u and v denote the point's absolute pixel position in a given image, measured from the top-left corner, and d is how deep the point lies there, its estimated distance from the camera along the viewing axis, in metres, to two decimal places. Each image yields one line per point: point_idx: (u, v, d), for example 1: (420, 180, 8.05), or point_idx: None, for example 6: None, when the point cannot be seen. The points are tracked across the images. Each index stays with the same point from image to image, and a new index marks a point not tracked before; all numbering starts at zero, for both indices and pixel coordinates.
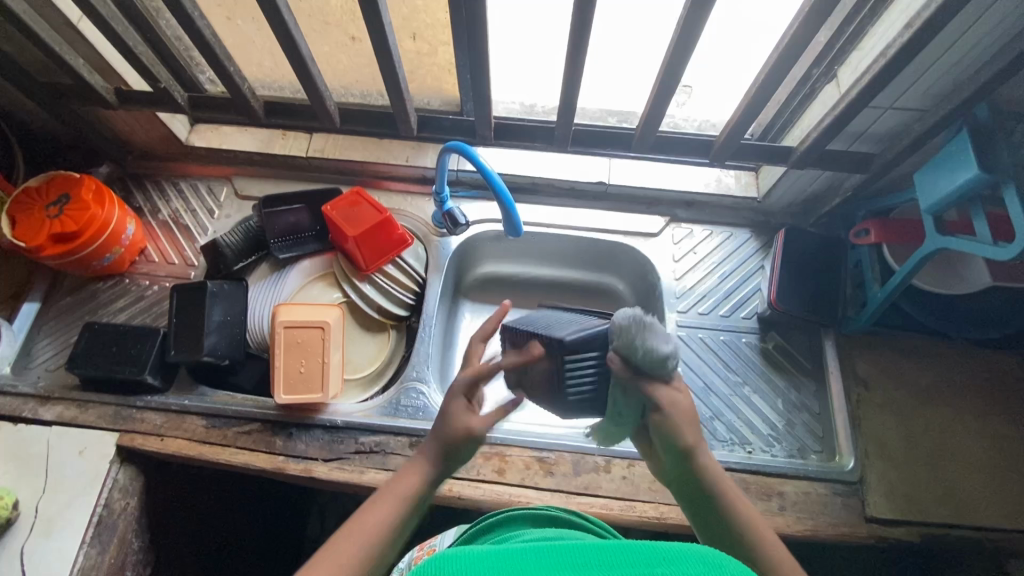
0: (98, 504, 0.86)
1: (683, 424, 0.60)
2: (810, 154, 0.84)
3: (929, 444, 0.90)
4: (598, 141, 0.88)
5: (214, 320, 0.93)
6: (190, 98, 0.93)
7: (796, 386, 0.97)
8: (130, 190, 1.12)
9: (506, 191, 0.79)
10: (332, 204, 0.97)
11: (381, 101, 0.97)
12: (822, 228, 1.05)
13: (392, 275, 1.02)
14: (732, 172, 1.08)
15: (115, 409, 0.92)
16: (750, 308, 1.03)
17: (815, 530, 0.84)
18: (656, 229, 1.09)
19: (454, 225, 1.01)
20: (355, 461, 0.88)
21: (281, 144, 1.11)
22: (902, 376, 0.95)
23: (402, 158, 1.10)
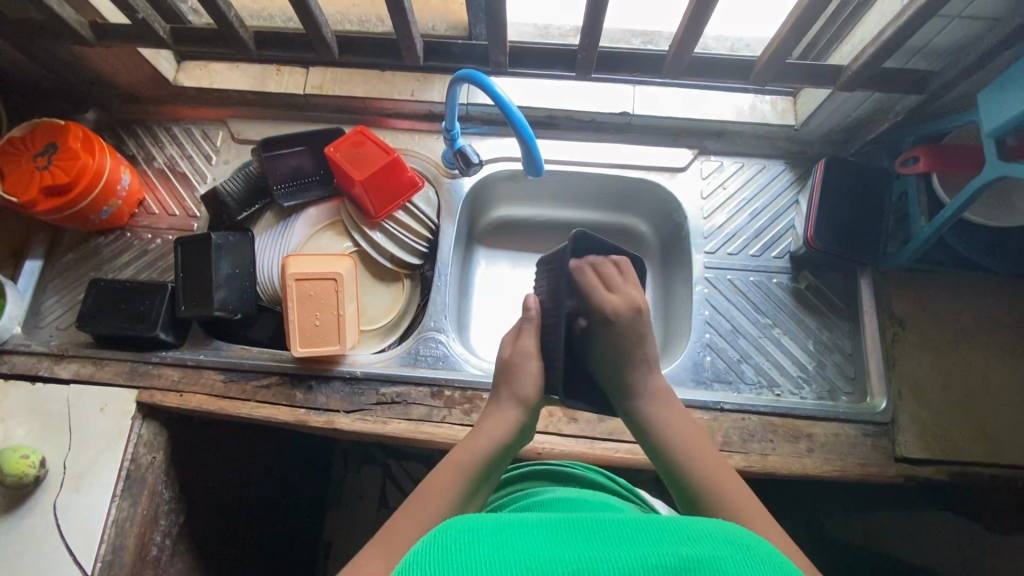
0: (125, 459, 0.87)
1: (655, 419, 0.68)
2: (863, 74, 0.76)
3: (965, 383, 0.87)
4: (625, 67, 0.80)
5: (223, 273, 0.89)
6: (173, 31, 0.83)
7: (828, 326, 0.93)
8: (122, 138, 1.06)
9: (526, 125, 0.72)
10: (335, 144, 0.90)
11: (382, 27, 0.87)
12: (864, 157, 0.97)
13: (403, 221, 0.97)
14: (767, 98, 0.99)
15: (131, 366, 0.91)
16: (782, 246, 0.97)
17: (843, 471, 0.83)
18: (684, 164, 1.01)
19: (466, 165, 0.94)
20: (377, 412, 0.87)
21: (276, 81, 1.02)
22: (942, 314, 0.90)
23: (407, 93, 1.01)
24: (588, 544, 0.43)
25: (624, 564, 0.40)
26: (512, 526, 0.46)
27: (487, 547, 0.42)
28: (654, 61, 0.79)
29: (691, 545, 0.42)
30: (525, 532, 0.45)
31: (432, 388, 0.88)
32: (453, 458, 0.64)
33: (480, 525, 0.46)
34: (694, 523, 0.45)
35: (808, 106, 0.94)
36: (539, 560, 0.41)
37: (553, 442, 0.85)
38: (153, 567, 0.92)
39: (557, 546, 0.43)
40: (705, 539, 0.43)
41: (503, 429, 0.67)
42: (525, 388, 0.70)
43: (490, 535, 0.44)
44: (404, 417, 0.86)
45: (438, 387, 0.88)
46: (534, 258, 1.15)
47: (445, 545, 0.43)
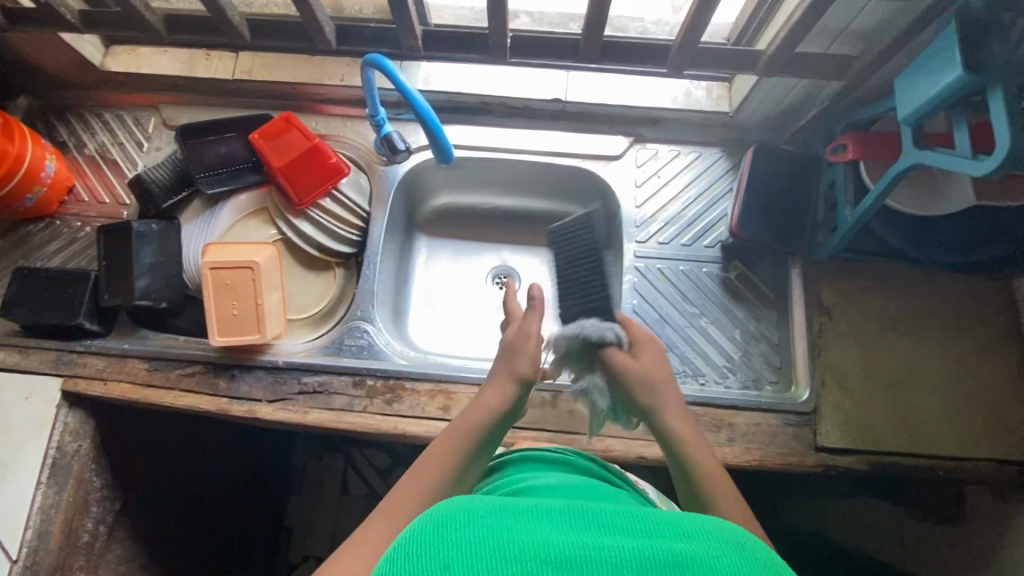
0: (50, 446, 0.87)
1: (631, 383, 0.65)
2: (779, 59, 0.74)
3: (889, 374, 0.87)
4: (541, 51, 0.78)
5: (145, 262, 0.89)
6: (83, 15, 0.81)
7: (756, 316, 0.92)
8: (52, 124, 1.04)
9: (430, 113, 0.71)
10: (260, 132, 0.89)
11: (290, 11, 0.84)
12: (799, 145, 0.96)
13: (329, 209, 0.95)
14: (702, 84, 0.98)
15: (57, 355, 0.91)
16: (715, 235, 0.96)
17: (761, 460, 0.83)
18: (619, 151, 1.00)
19: (392, 151, 0.93)
20: (299, 401, 0.87)
21: (205, 66, 1.01)
22: (870, 305, 0.90)
23: (337, 78, 1.00)
24: (585, 529, 0.41)
25: (621, 557, 0.37)
26: (506, 507, 0.43)
27: (484, 530, 0.39)
28: (570, 46, 0.77)
29: (688, 541, 0.39)
30: (524, 516, 0.42)
31: (354, 378, 0.88)
32: (446, 440, 0.62)
33: (470, 506, 0.42)
34: (697, 518, 0.42)
35: (741, 91, 0.93)
36: (531, 544, 0.38)
37: None
38: (85, 553, 0.94)
39: (549, 530, 0.40)
40: (705, 534, 0.40)
41: (497, 404, 0.64)
42: (522, 368, 0.66)
43: (480, 517, 0.41)
44: (325, 407, 0.86)
45: (361, 377, 0.88)
46: (475, 246, 1.14)
47: (433, 522, 0.40)
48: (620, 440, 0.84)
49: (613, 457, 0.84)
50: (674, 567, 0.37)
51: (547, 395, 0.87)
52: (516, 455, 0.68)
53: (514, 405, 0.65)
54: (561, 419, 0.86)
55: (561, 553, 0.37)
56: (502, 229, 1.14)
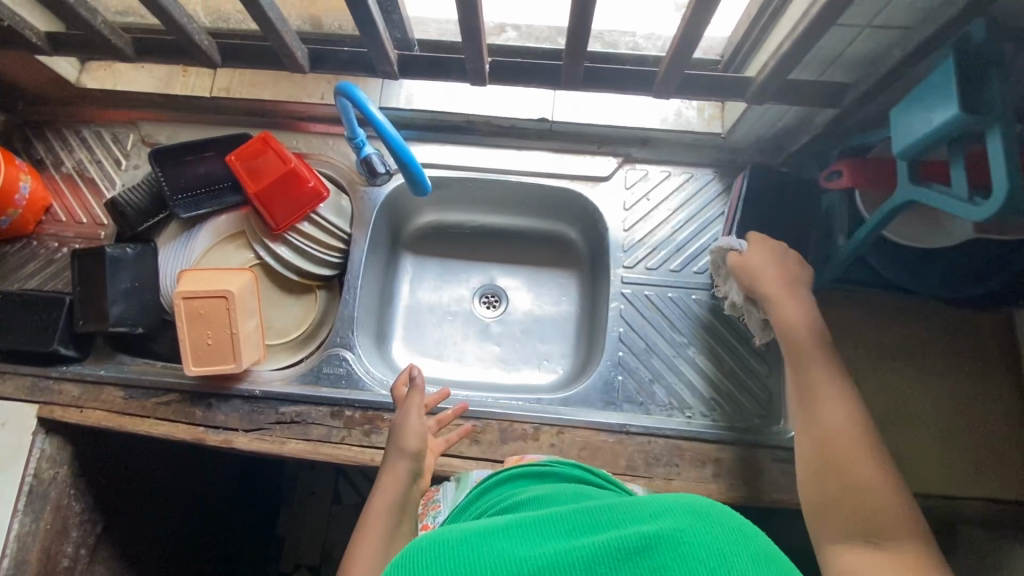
0: (26, 474, 0.86)
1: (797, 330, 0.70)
2: (770, 87, 0.71)
3: (882, 407, 0.84)
4: (521, 75, 0.75)
5: (120, 287, 0.87)
6: (50, 37, 0.78)
7: (747, 346, 0.90)
8: (30, 141, 1.02)
9: (402, 142, 0.69)
10: (236, 153, 0.87)
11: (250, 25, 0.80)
12: (793, 168, 0.92)
13: (307, 233, 0.93)
14: (694, 103, 0.94)
15: (32, 380, 0.90)
16: (705, 261, 0.93)
17: (749, 497, 0.81)
18: (607, 172, 0.97)
19: (372, 173, 0.90)
20: (275, 431, 0.85)
21: (182, 83, 0.98)
22: (863, 336, 0.86)
23: (317, 96, 0.97)
24: (547, 538, 0.40)
25: (590, 555, 0.37)
26: (463, 534, 0.42)
27: (451, 559, 0.39)
28: (551, 70, 0.74)
29: (654, 522, 0.39)
30: (481, 538, 0.41)
31: (332, 408, 0.86)
32: (367, 529, 0.68)
33: (424, 544, 0.41)
34: (659, 496, 0.42)
35: (733, 113, 0.89)
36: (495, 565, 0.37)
37: (453, 464, 0.83)
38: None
39: (511, 547, 0.39)
40: (669, 511, 0.40)
41: (397, 477, 0.72)
42: (409, 442, 0.75)
43: (433, 551, 0.39)
44: (302, 437, 0.84)
45: (339, 407, 0.86)
46: (462, 265, 1.12)
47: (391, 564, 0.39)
48: None
49: None
50: (645, 552, 0.37)
51: (528, 427, 0.85)
52: (497, 476, 0.68)
53: (412, 477, 0.73)
54: (542, 452, 0.84)
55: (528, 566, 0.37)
56: (490, 248, 1.12)
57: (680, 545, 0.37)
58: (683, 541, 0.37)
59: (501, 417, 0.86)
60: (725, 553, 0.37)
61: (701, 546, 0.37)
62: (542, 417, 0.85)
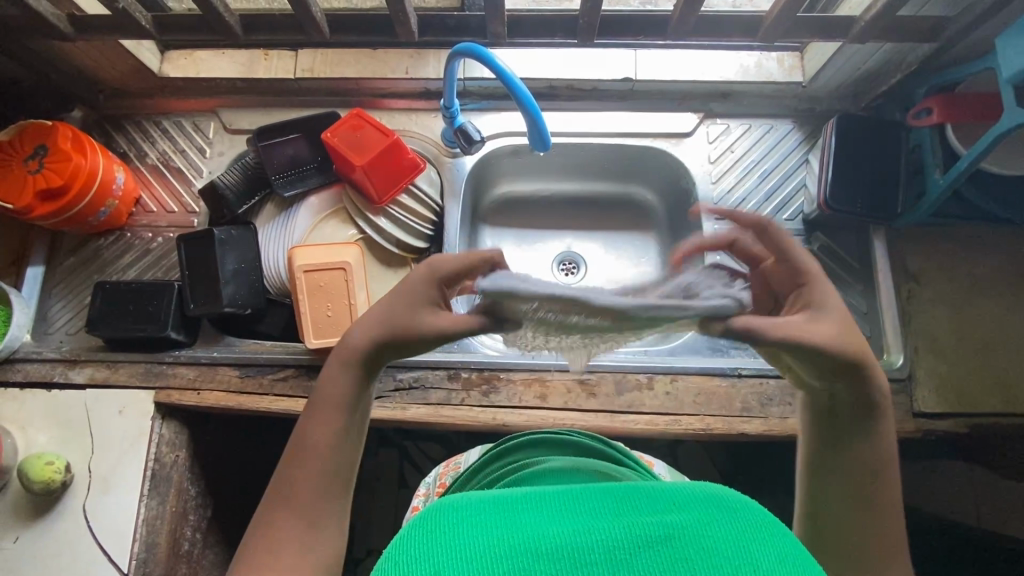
0: (148, 459, 0.87)
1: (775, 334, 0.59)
2: (875, 24, 0.73)
3: (981, 336, 0.87)
4: (626, 30, 0.77)
5: (229, 269, 0.88)
6: (155, 20, 0.80)
7: (842, 286, 0.92)
8: (111, 135, 1.02)
9: (530, 98, 0.71)
10: (332, 130, 0.88)
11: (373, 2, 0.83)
12: (874, 112, 0.95)
13: (407, 205, 0.95)
14: (773, 55, 0.96)
15: (145, 367, 0.91)
16: (794, 208, 0.96)
17: None
18: (689, 128, 0.99)
19: (468, 142, 0.92)
20: (396, 398, 0.87)
21: (265, 66, 0.99)
22: (955, 268, 0.90)
23: (401, 71, 0.98)
24: (580, 515, 0.40)
25: (612, 540, 0.37)
26: (494, 504, 0.42)
27: (470, 527, 0.39)
28: (658, 23, 0.76)
29: (680, 513, 0.38)
30: (497, 508, 0.41)
31: (449, 371, 0.88)
32: (317, 405, 0.54)
33: (465, 504, 0.42)
34: (688, 487, 0.42)
35: (817, 60, 0.92)
36: (526, 536, 0.38)
37: (573, 417, 0.85)
38: (186, 561, 0.93)
39: (548, 522, 0.39)
40: (697, 505, 0.39)
41: (359, 358, 0.54)
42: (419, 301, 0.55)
43: (472, 516, 0.40)
44: (424, 402, 0.86)
45: (455, 370, 0.88)
46: (542, 233, 1.13)
47: (423, 533, 0.39)
48: (720, 418, 0.85)
49: (714, 435, 0.84)
50: (664, 542, 0.36)
51: (641, 377, 0.87)
52: (511, 444, 0.72)
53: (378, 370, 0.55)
54: (658, 400, 0.86)
55: (554, 544, 0.37)
56: (566, 215, 1.13)
57: (702, 540, 0.36)
58: (702, 535, 0.36)
59: (614, 370, 0.88)
60: (752, 552, 0.36)
61: (721, 541, 0.36)
62: (655, 367, 0.87)
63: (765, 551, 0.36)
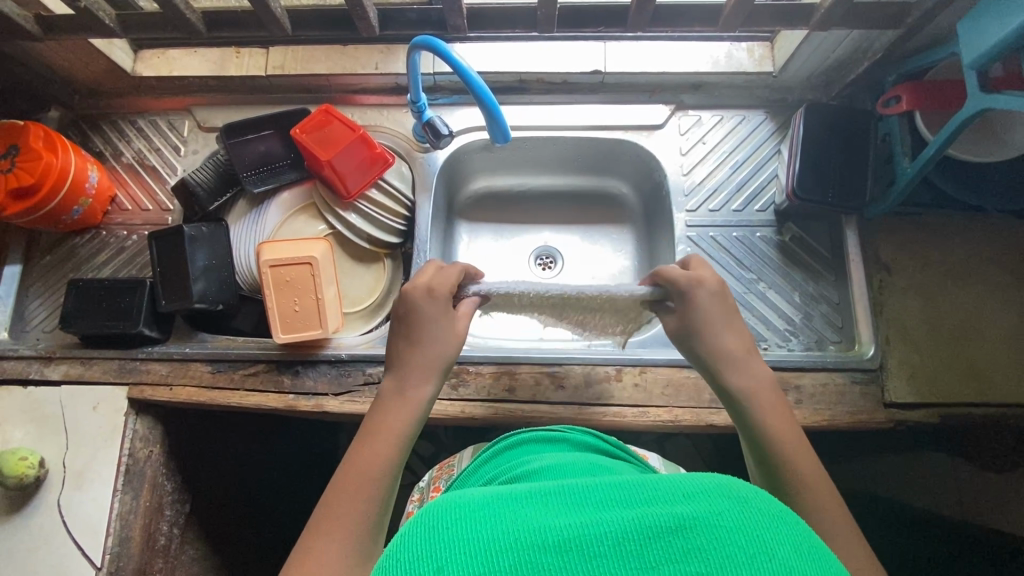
0: (122, 454, 0.88)
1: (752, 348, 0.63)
2: (835, 11, 0.72)
3: (955, 325, 0.86)
4: (586, 21, 0.76)
5: (198, 265, 0.89)
6: (119, 18, 0.80)
7: (814, 277, 0.92)
8: (87, 135, 1.03)
9: (487, 91, 0.72)
10: (301, 126, 0.88)
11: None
12: (846, 101, 0.94)
13: (377, 200, 0.95)
14: (743, 45, 0.96)
15: (119, 363, 0.92)
16: (766, 198, 0.95)
17: (832, 420, 0.83)
18: (661, 120, 0.99)
19: (436, 137, 0.92)
20: (365, 392, 0.87)
21: (236, 64, 0.99)
22: (928, 257, 0.89)
23: (371, 66, 0.98)
24: (588, 507, 0.41)
25: (622, 531, 0.38)
26: (498, 500, 0.44)
27: (480, 523, 0.40)
28: (617, 14, 0.76)
29: (690, 503, 0.40)
30: (510, 505, 0.42)
31: None
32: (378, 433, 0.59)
33: (466, 501, 0.43)
34: (696, 477, 0.43)
35: (785, 50, 0.91)
36: (533, 528, 0.39)
37: (541, 410, 0.85)
38: (163, 556, 0.94)
39: (552, 513, 0.41)
40: (704, 495, 0.41)
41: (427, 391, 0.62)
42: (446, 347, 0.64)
43: (477, 511, 0.42)
44: None
45: None
46: (518, 227, 1.13)
47: (427, 530, 0.41)
48: (689, 410, 0.84)
49: (683, 426, 0.84)
50: (678, 533, 0.37)
51: (610, 369, 0.87)
52: (505, 442, 0.72)
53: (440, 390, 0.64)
54: (627, 392, 0.86)
55: (560, 533, 0.38)
56: (542, 209, 1.13)
57: (714, 530, 0.38)
58: (715, 524, 0.38)
59: (582, 362, 0.88)
60: (764, 540, 0.37)
61: (732, 530, 0.38)
62: (624, 359, 0.87)
63: (777, 539, 0.38)
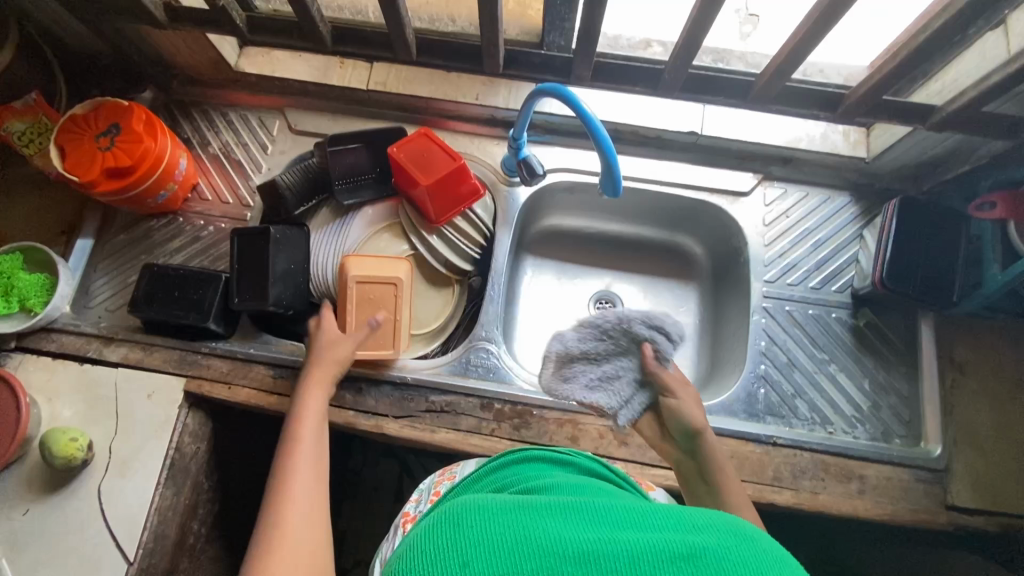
0: (170, 447, 0.86)
1: (686, 411, 0.77)
2: (958, 116, 0.73)
3: (1022, 436, 0.86)
4: (709, 88, 0.78)
5: (278, 269, 0.89)
6: (248, 19, 0.81)
7: (886, 367, 0.91)
8: (177, 120, 1.04)
9: (609, 143, 0.73)
10: (399, 145, 0.88)
11: (452, 27, 0.86)
12: (934, 197, 0.95)
13: (461, 227, 0.96)
14: (840, 127, 0.97)
15: (180, 354, 0.91)
16: (844, 280, 0.96)
17: (894, 516, 0.82)
18: (748, 188, 0.99)
19: (531, 175, 0.92)
20: (426, 420, 0.86)
21: (339, 74, 1.01)
22: (1002, 363, 0.89)
23: (472, 96, 0.99)
24: (606, 526, 0.43)
25: (635, 548, 0.40)
26: (518, 507, 0.46)
27: (502, 525, 0.43)
28: (741, 87, 0.78)
29: (702, 534, 0.41)
30: (530, 513, 0.45)
31: (481, 400, 0.88)
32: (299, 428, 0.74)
33: (491, 505, 0.46)
34: (708, 512, 0.45)
35: (884, 139, 0.93)
36: (551, 537, 0.41)
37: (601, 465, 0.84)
38: (189, 555, 0.91)
39: (571, 526, 0.43)
40: (719, 531, 0.42)
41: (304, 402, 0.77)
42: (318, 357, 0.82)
43: (500, 515, 0.44)
44: (453, 427, 0.86)
45: (489, 400, 0.88)
46: (582, 270, 1.13)
47: (452, 526, 0.44)
48: (752, 485, 0.82)
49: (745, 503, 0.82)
50: (688, 560, 0.39)
51: None
52: (512, 457, 0.65)
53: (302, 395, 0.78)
54: None
55: (578, 544, 0.40)
56: (608, 256, 1.14)
57: (722, 561, 0.39)
58: (725, 558, 0.39)
59: None
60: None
61: (739, 564, 0.38)
62: None
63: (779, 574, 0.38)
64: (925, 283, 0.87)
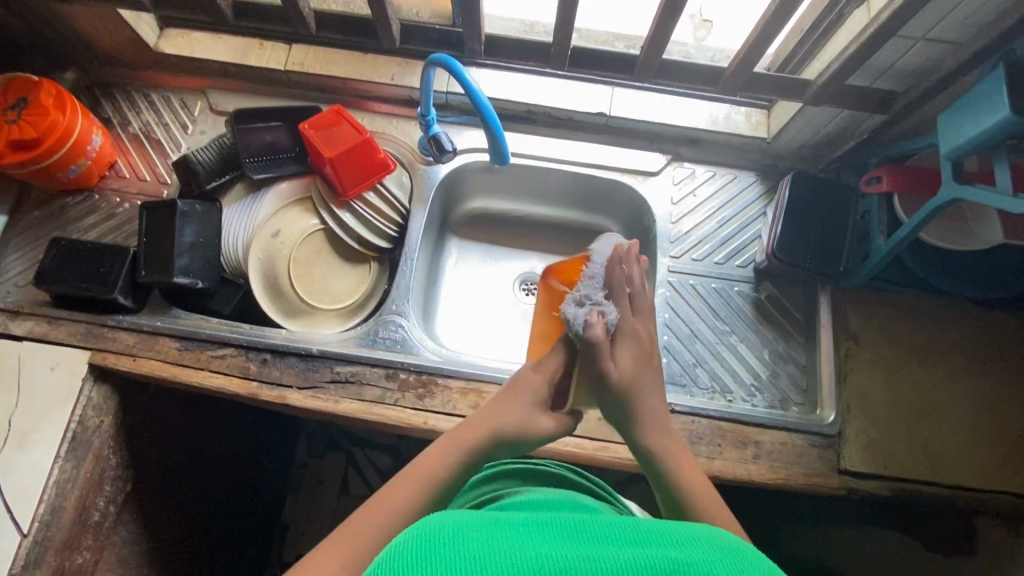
0: (72, 420, 0.86)
1: None
2: (828, 88, 0.77)
3: (914, 402, 0.89)
4: (598, 64, 0.81)
5: (185, 241, 0.89)
6: None
7: (785, 338, 0.94)
8: (98, 101, 1.05)
9: (493, 114, 0.75)
10: (310, 122, 0.90)
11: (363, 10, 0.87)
12: (832, 174, 0.99)
13: (372, 203, 0.98)
14: (742, 109, 1.01)
15: (87, 328, 0.91)
16: (747, 256, 0.99)
17: (787, 479, 0.84)
18: (657, 167, 1.03)
19: (440, 151, 0.94)
20: (330, 390, 0.87)
21: (257, 55, 1.02)
22: (895, 333, 0.92)
23: (387, 76, 1.01)
24: (583, 541, 0.39)
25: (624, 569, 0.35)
26: (490, 520, 0.41)
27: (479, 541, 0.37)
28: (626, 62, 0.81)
29: (689, 551, 0.38)
30: (501, 530, 0.40)
31: (387, 369, 0.89)
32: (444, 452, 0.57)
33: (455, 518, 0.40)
34: (692, 528, 0.41)
35: (781, 118, 0.96)
36: (529, 556, 0.36)
37: None
38: (94, 532, 0.90)
39: (545, 543, 0.38)
40: (706, 547, 0.38)
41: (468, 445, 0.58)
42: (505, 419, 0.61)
43: (471, 531, 0.38)
44: (357, 397, 0.86)
45: (393, 369, 0.89)
46: (508, 252, 1.15)
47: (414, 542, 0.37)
48: None
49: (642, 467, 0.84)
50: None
51: None
52: (490, 471, 0.69)
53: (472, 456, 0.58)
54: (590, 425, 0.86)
55: (559, 561, 0.36)
56: (534, 238, 1.16)
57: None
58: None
59: None
60: None
61: None
62: None
63: None
64: (817, 254, 0.90)
